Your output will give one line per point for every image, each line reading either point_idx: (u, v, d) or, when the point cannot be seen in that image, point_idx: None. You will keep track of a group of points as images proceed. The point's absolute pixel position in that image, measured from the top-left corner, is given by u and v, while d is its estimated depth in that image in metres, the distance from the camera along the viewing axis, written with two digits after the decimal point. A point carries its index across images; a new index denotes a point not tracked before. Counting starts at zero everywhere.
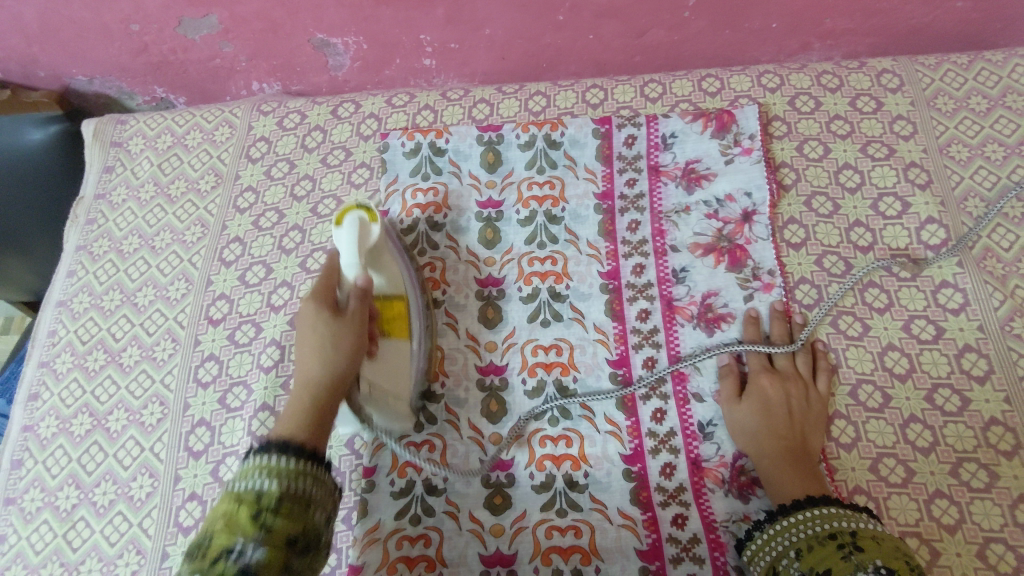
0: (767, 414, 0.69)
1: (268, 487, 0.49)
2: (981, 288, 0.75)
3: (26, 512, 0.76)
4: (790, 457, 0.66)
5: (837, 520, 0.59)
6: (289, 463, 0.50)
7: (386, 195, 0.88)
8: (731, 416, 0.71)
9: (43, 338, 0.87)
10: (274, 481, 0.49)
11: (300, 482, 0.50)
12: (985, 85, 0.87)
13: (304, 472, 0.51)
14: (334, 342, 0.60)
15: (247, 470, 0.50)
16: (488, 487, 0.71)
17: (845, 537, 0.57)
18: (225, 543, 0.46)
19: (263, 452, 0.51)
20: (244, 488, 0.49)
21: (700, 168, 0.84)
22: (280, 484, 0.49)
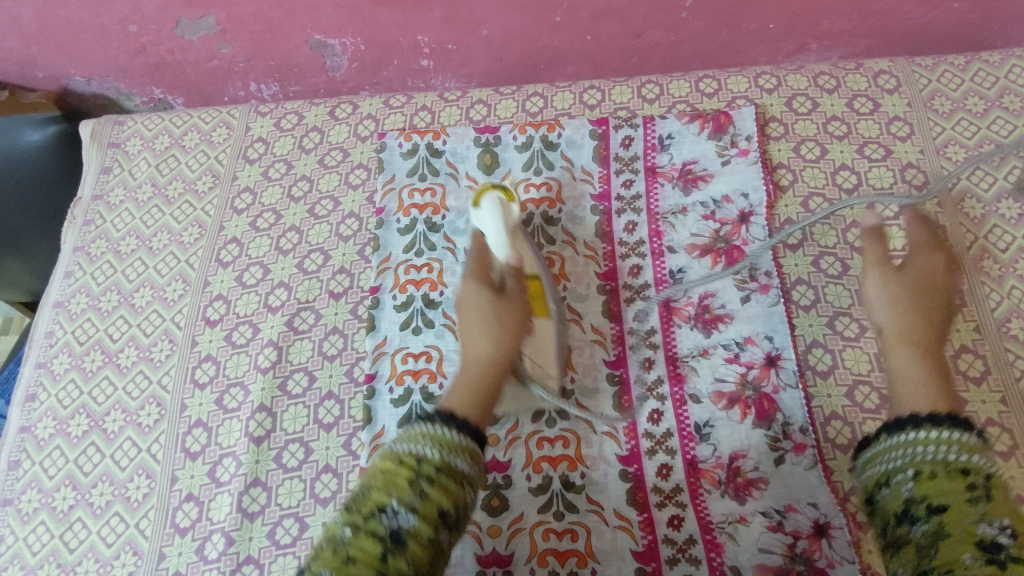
0: (922, 299, 0.65)
1: (428, 454, 0.53)
2: (977, 288, 0.75)
3: (23, 512, 0.76)
4: (935, 316, 0.64)
5: (965, 450, 0.51)
6: (454, 438, 0.54)
7: (382, 194, 0.87)
8: (891, 278, 0.67)
9: (40, 339, 0.87)
10: (434, 450, 0.53)
11: (456, 459, 0.53)
12: (982, 85, 0.87)
13: (462, 450, 0.54)
14: (499, 320, 0.63)
15: (412, 434, 0.54)
16: (485, 489, 0.71)
17: (979, 478, 0.50)
18: (379, 502, 0.49)
19: (427, 421, 0.55)
20: (407, 450, 0.53)
21: (697, 170, 0.84)
22: (438, 453, 0.53)
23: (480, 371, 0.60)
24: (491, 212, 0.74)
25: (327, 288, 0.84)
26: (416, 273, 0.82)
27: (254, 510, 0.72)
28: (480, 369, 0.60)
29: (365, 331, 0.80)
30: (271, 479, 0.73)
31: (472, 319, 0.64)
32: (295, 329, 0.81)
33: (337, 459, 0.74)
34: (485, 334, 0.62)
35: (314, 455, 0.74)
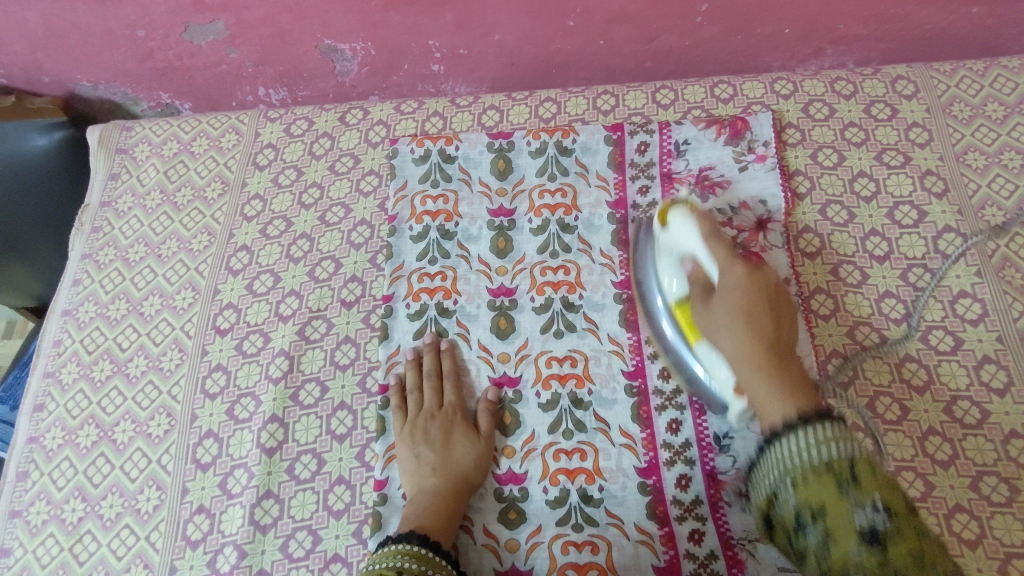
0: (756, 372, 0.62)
1: (406, 564, 0.60)
2: (1000, 298, 0.74)
3: (32, 524, 0.75)
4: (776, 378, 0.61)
5: (838, 443, 0.53)
6: (422, 551, 0.61)
7: (394, 200, 0.86)
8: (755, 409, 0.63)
9: (48, 348, 0.86)
10: (412, 561, 0.60)
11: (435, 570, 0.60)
12: (1001, 91, 0.86)
13: (438, 563, 0.61)
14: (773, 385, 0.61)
15: (388, 553, 0.61)
16: (502, 502, 0.71)
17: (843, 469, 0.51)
18: None
19: (403, 540, 0.62)
20: (384, 565, 0.59)
21: (714, 176, 0.83)
22: (416, 564, 0.60)
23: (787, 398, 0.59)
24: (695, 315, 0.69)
25: (339, 296, 0.83)
26: (429, 281, 0.81)
27: (267, 523, 0.71)
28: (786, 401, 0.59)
29: (378, 340, 0.79)
30: (283, 491, 0.72)
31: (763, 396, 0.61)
32: (307, 338, 0.80)
33: (350, 471, 0.73)
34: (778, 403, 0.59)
35: (327, 467, 0.73)
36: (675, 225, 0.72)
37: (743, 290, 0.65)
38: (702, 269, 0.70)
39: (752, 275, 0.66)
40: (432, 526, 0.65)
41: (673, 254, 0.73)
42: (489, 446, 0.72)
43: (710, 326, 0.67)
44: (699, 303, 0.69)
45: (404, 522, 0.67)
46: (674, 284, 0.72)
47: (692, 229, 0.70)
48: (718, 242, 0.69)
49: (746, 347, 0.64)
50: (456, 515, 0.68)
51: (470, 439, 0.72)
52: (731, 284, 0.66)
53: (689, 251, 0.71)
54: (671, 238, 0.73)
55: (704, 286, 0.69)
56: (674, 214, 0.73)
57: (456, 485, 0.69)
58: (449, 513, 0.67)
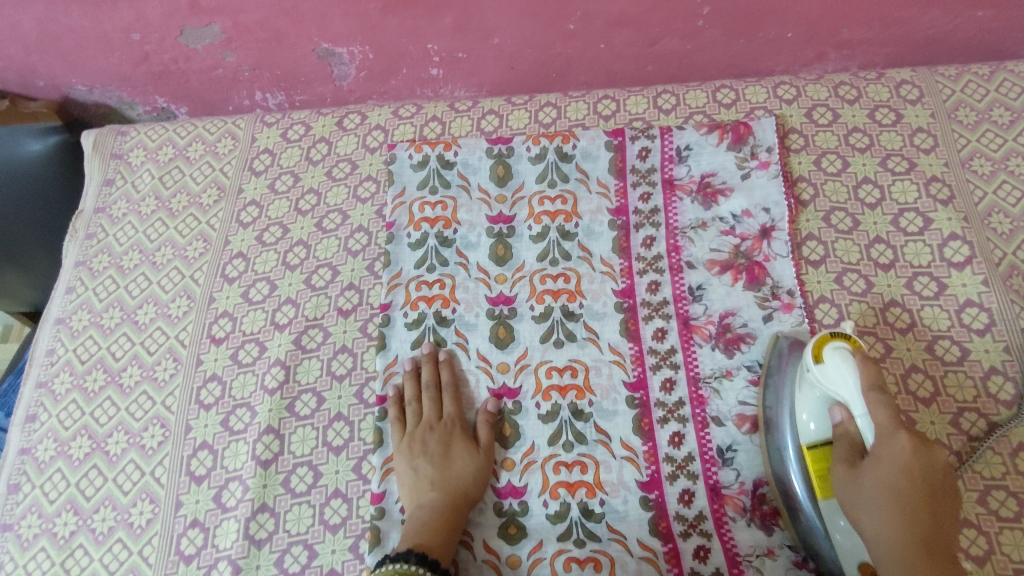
0: (894, 493, 0.58)
1: None
2: (1007, 307, 0.73)
3: (23, 538, 0.74)
4: (913, 510, 0.57)
5: None
6: (420, 570, 0.60)
7: (392, 207, 0.85)
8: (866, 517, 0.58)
9: (41, 357, 0.85)
10: None
11: None
12: (1008, 96, 0.85)
13: None
14: (896, 495, 0.58)
15: (386, 574, 0.60)
16: (501, 518, 0.69)
17: None
18: None
19: (401, 560, 0.61)
20: None
21: (715, 182, 0.82)
22: None
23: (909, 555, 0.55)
24: (844, 376, 0.61)
25: (336, 305, 0.81)
26: (428, 290, 0.80)
27: (262, 537, 0.69)
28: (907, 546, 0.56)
29: (376, 349, 0.78)
30: (278, 504, 0.71)
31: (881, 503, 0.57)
32: (303, 347, 0.79)
33: (346, 484, 0.72)
34: (885, 516, 0.57)
35: (323, 479, 0.72)
36: (834, 368, 0.61)
37: (900, 459, 0.58)
38: (852, 424, 0.61)
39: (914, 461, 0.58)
40: (433, 544, 0.64)
41: (818, 395, 0.63)
42: (489, 458, 0.71)
43: (849, 475, 0.59)
44: (844, 464, 0.60)
45: (401, 537, 0.65)
46: (810, 424, 0.63)
47: (851, 377, 0.61)
48: (884, 408, 0.59)
49: (884, 490, 0.58)
50: (456, 529, 0.66)
51: (470, 452, 0.71)
52: (883, 430, 0.59)
53: (841, 400, 0.62)
54: (821, 376, 0.62)
55: (852, 445, 0.61)
56: (832, 355, 0.62)
57: (456, 498, 0.68)
58: (449, 528, 0.66)
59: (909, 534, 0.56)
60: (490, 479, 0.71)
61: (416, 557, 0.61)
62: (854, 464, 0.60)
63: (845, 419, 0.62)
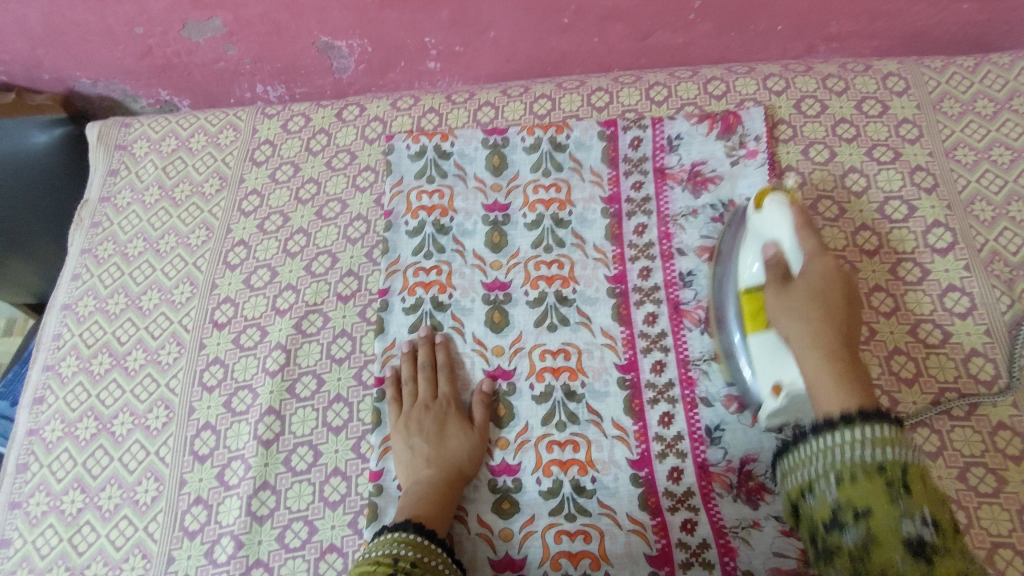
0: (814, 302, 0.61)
1: (402, 552, 0.60)
2: (988, 291, 0.75)
3: (32, 516, 0.76)
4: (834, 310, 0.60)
5: (893, 446, 0.49)
6: (417, 538, 0.62)
7: (390, 196, 0.87)
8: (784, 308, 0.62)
9: (48, 342, 0.87)
10: (408, 548, 0.61)
11: (430, 557, 0.61)
12: (992, 88, 0.87)
13: (435, 551, 0.62)
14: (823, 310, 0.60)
15: (384, 542, 0.62)
16: (496, 494, 0.71)
17: (896, 476, 0.47)
18: None
19: (399, 530, 0.63)
20: (380, 553, 0.60)
21: (705, 171, 0.84)
22: (412, 551, 0.60)
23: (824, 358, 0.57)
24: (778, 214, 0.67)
25: (336, 290, 0.83)
26: (425, 276, 0.82)
27: (263, 513, 0.72)
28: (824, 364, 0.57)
29: (374, 333, 0.80)
30: (280, 482, 0.73)
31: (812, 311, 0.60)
32: (303, 332, 0.81)
33: (346, 463, 0.74)
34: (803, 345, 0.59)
35: (323, 458, 0.74)
36: (770, 211, 0.68)
37: (824, 278, 0.62)
38: (785, 257, 0.65)
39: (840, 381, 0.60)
40: (429, 516, 0.66)
41: (760, 240, 0.69)
42: (483, 437, 0.73)
43: (778, 314, 0.62)
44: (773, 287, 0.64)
45: (398, 511, 0.68)
46: (753, 269, 0.68)
47: (783, 214, 0.66)
48: (810, 234, 0.65)
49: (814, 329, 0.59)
50: (452, 503, 0.69)
51: (466, 432, 0.73)
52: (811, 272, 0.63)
53: (776, 239, 0.67)
54: (760, 222, 0.69)
55: (784, 333, 0.64)
56: (770, 200, 0.68)
57: (452, 474, 0.70)
58: (445, 502, 0.68)
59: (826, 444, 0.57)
60: (484, 457, 0.73)
61: (415, 526, 0.63)
62: (788, 285, 0.63)
63: (777, 250, 0.66)
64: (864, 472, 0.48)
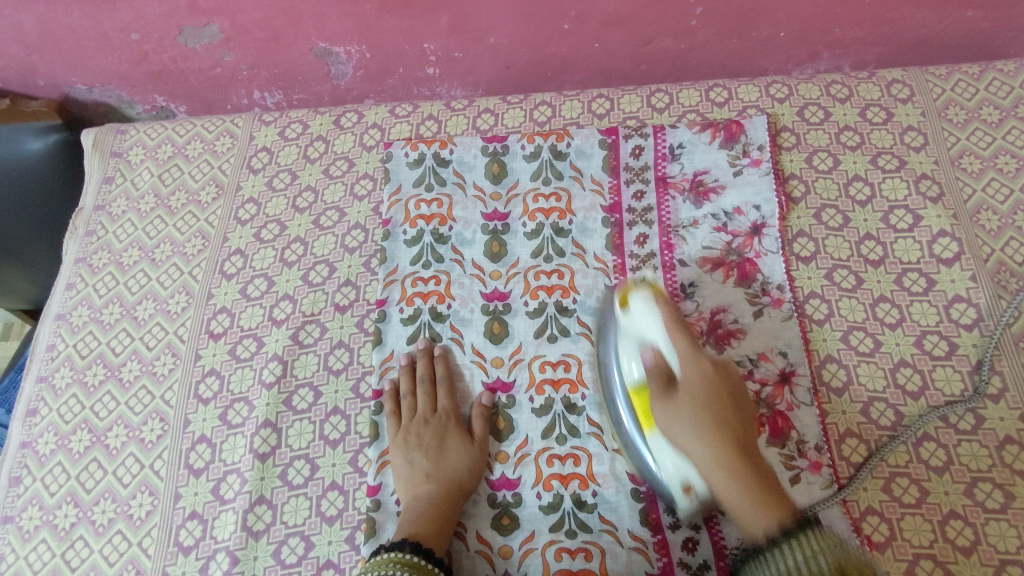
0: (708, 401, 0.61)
1: (399, 573, 0.59)
2: (994, 302, 0.74)
3: (24, 530, 0.75)
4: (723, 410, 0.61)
5: (825, 543, 0.53)
6: (413, 558, 0.61)
7: (388, 204, 0.86)
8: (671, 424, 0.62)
9: (41, 352, 0.86)
10: (405, 569, 0.60)
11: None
12: (997, 95, 0.86)
13: (432, 572, 0.61)
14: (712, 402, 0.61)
15: (381, 562, 0.61)
16: (496, 509, 0.70)
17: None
18: None
19: (396, 549, 0.62)
20: (377, 574, 0.59)
21: (707, 181, 0.83)
22: (409, 572, 0.60)
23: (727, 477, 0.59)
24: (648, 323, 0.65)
25: (333, 300, 0.82)
26: (423, 286, 0.81)
27: (259, 529, 0.71)
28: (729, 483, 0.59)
29: (372, 345, 0.79)
30: (276, 497, 0.72)
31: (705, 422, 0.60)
32: (300, 342, 0.80)
33: (343, 477, 0.73)
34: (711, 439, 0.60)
35: (320, 472, 0.73)
36: (637, 310, 0.66)
37: (701, 388, 0.61)
38: (662, 358, 0.64)
39: (716, 372, 0.63)
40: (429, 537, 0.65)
41: (632, 340, 0.67)
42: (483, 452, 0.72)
43: (669, 424, 0.61)
44: (659, 399, 0.62)
45: (398, 529, 0.67)
46: (634, 370, 0.66)
47: (654, 317, 0.64)
48: (682, 336, 0.63)
49: (717, 452, 0.60)
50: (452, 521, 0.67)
51: (465, 445, 0.72)
52: (688, 359, 0.62)
53: (649, 340, 0.65)
54: (630, 323, 0.67)
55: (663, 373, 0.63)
56: (635, 299, 0.66)
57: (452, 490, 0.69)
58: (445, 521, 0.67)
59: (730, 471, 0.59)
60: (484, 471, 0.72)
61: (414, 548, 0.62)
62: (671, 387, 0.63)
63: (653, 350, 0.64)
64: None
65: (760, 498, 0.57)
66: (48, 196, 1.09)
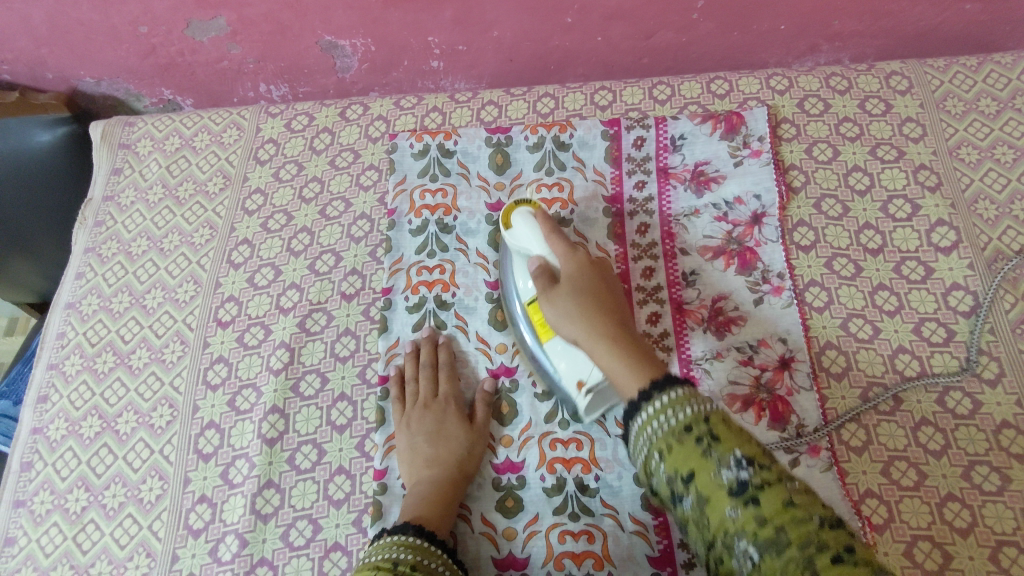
0: (586, 293, 0.67)
1: (403, 555, 0.60)
2: (991, 290, 0.75)
3: (36, 514, 0.76)
4: (607, 317, 0.65)
5: (690, 405, 0.52)
6: (417, 540, 0.62)
7: (393, 195, 0.87)
8: (551, 309, 0.67)
9: (52, 340, 0.87)
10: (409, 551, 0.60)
11: (430, 559, 0.61)
12: (995, 87, 0.87)
13: (435, 553, 0.62)
14: (594, 300, 0.66)
15: (385, 545, 0.62)
16: (501, 492, 0.71)
17: (701, 430, 0.50)
18: None
19: (400, 532, 0.63)
20: (381, 557, 0.60)
21: (709, 171, 0.84)
22: (413, 554, 0.60)
23: (609, 350, 0.62)
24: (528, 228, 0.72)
25: (340, 289, 0.84)
26: (428, 275, 0.82)
27: (268, 512, 0.72)
28: (608, 347, 0.62)
29: (378, 332, 0.80)
30: (284, 480, 0.73)
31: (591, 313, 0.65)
32: (307, 330, 0.81)
33: (350, 461, 0.74)
34: (593, 328, 0.64)
35: (328, 457, 0.74)
36: (517, 227, 0.73)
37: (581, 277, 0.68)
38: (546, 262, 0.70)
39: (593, 267, 0.69)
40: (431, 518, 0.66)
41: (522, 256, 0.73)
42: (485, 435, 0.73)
43: (559, 317, 0.66)
44: (545, 295, 0.68)
45: (401, 511, 0.68)
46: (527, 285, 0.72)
47: (534, 230, 0.72)
48: (559, 239, 0.71)
49: (596, 330, 0.64)
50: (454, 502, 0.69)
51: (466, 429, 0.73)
52: (571, 272, 0.68)
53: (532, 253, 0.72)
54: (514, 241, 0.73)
55: (546, 271, 0.69)
56: (516, 217, 0.73)
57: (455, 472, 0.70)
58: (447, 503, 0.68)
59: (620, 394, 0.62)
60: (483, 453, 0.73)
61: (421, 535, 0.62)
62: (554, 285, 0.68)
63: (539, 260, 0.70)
64: (676, 437, 0.50)
65: (635, 360, 0.60)
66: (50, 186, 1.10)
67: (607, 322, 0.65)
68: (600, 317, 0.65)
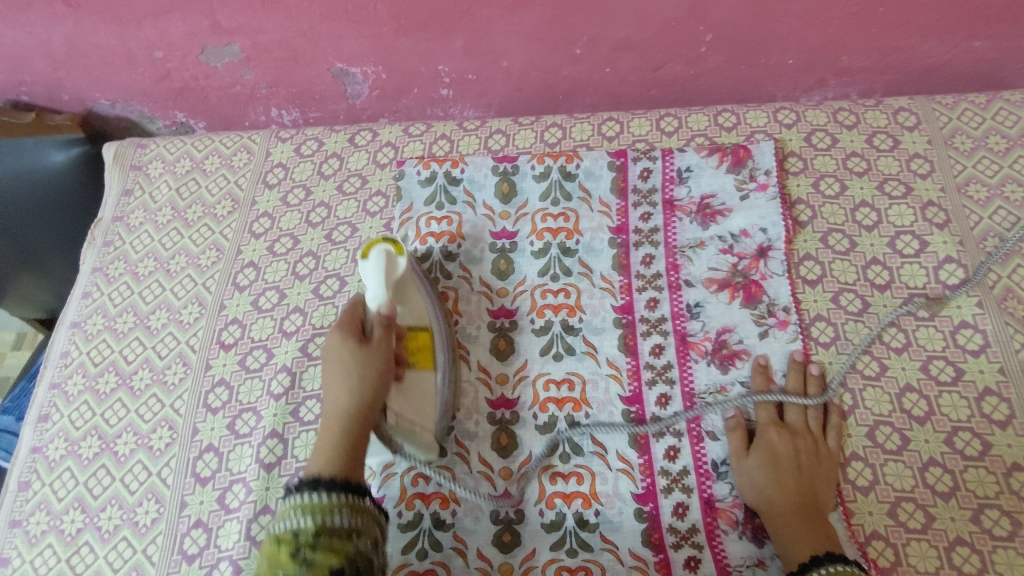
0: (776, 462, 0.68)
1: (304, 523, 0.51)
2: (1001, 329, 0.74)
3: (31, 535, 0.76)
4: (797, 485, 0.67)
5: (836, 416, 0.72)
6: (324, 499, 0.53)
7: (399, 222, 0.88)
8: (739, 468, 0.70)
9: (55, 359, 0.88)
10: (309, 517, 0.52)
11: (335, 514, 0.52)
12: (1003, 124, 0.87)
13: (337, 506, 0.53)
14: (791, 482, 0.67)
15: (286, 511, 0.53)
16: (495, 425, 0.76)
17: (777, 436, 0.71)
18: None
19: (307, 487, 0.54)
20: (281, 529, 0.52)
21: (715, 204, 0.84)
22: (314, 521, 0.51)
23: (807, 520, 0.64)
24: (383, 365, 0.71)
25: None
26: None
27: (262, 539, 0.71)
28: (803, 516, 0.65)
29: None
30: (280, 507, 0.72)
31: (772, 485, 0.67)
32: (309, 355, 0.81)
33: None
34: (781, 494, 0.66)
35: None
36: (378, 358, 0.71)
37: (780, 451, 0.69)
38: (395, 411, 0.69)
39: (787, 447, 0.70)
40: (364, 395, 0.62)
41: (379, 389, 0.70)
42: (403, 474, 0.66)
43: (749, 480, 0.69)
44: (735, 457, 0.71)
45: None
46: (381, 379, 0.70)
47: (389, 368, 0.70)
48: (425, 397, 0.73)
49: (786, 508, 0.66)
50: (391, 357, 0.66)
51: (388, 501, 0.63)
52: (793, 451, 0.69)
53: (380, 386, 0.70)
54: None
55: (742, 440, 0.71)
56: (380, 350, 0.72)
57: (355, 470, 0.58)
58: (362, 366, 0.64)
59: (793, 491, 0.67)
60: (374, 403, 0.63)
61: (367, 512, 0.55)
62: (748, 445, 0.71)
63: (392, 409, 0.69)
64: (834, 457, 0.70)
65: (816, 532, 0.64)
66: (63, 204, 1.13)
67: (790, 472, 0.68)
68: (786, 486, 0.67)
